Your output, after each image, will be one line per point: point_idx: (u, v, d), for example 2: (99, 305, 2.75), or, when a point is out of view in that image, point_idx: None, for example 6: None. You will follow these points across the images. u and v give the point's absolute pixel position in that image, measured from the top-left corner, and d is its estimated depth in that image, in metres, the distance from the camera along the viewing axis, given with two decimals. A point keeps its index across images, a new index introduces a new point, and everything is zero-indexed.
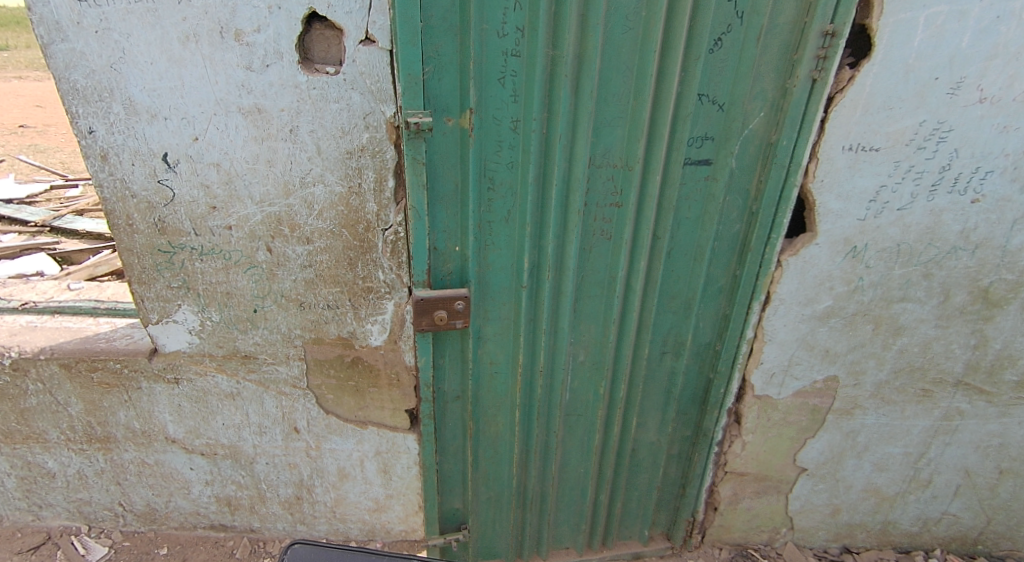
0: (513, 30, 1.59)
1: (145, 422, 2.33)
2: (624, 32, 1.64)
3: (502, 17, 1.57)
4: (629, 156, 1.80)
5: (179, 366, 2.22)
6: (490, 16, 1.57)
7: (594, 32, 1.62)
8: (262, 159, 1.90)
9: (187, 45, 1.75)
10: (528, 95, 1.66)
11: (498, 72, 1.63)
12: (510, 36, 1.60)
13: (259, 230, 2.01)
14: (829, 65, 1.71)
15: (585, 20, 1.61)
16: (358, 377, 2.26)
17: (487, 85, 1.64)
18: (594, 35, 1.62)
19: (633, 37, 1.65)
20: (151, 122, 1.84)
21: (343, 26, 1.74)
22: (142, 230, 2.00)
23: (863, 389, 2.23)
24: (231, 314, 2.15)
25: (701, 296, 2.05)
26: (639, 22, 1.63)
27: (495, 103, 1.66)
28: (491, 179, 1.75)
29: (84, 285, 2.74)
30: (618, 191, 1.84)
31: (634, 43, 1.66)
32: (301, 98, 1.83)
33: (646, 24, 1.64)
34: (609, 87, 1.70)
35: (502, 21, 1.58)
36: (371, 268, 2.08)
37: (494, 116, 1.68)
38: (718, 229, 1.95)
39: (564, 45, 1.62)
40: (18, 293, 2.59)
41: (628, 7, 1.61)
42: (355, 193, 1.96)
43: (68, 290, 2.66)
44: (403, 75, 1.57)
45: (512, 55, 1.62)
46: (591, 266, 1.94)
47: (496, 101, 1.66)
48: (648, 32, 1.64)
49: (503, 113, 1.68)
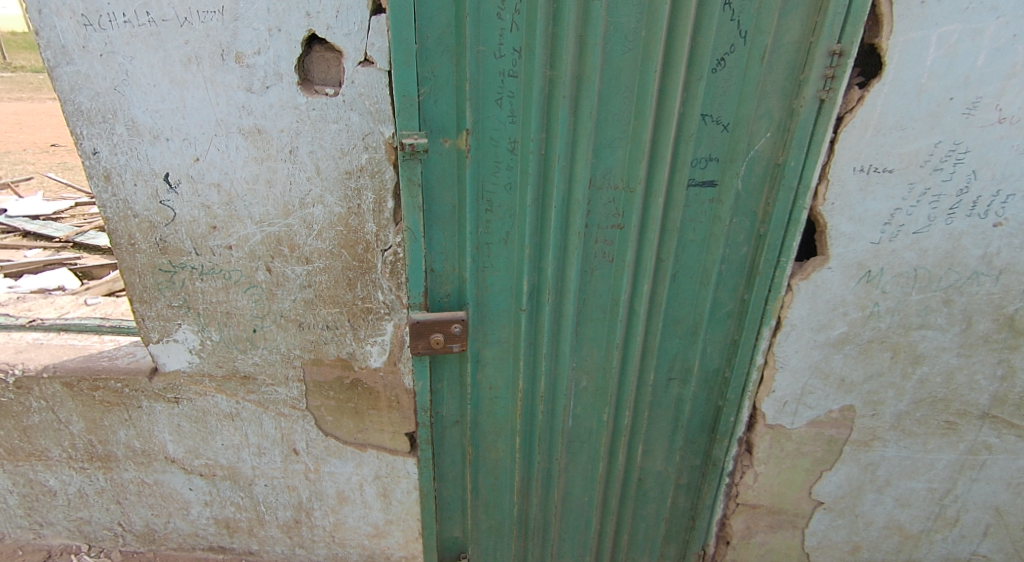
0: (510, 50, 1.57)
1: (145, 441, 2.31)
2: (623, 53, 1.61)
3: (499, 37, 1.56)
4: (631, 178, 1.75)
5: (178, 385, 2.21)
6: (487, 37, 1.55)
7: (592, 52, 1.59)
8: (262, 179, 1.90)
9: (189, 67, 1.76)
10: (526, 115, 1.64)
11: (495, 93, 1.61)
12: (507, 57, 1.58)
13: (259, 250, 2.00)
14: (838, 84, 1.66)
15: (583, 41, 1.58)
16: (357, 399, 2.23)
17: (484, 105, 1.62)
18: (592, 56, 1.60)
19: (632, 57, 1.62)
20: (153, 143, 1.85)
21: (342, 48, 1.75)
22: (143, 250, 2.01)
23: (882, 420, 2.12)
24: (231, 333, 2.14)
25: (707, 321, 1.98)
26: (638, 42, 1.61)
27: (492, 123, 1.64)
28: (489, 200, 1.72)
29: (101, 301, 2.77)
30: (620, 213, 1.79)
31: (634, 63, 1.63)
32: (300, 119, 1.82)
33: (646, 44, 1.61)
34: (609, 107, 1.67)
35: (498, 42, 1.56)
36: (370, 288, 2.05)
37: (491, 137, 1.65)
38: (725, 252, 1.88)
39: (562, 65, 1.59)
40: (36, 309, 2.64)
41: (627, 27, 1.59)
42: (354, 213, 1.95)
43: (85, 305, 2.69)
44: (398, 95, 1.57)
45: (509, 76, 1.60)
46: (592, 290, 1.89)
47: (492, 122, 1.64)
48: (648, 52, 1.61)
49: (500, 134, 1.65)
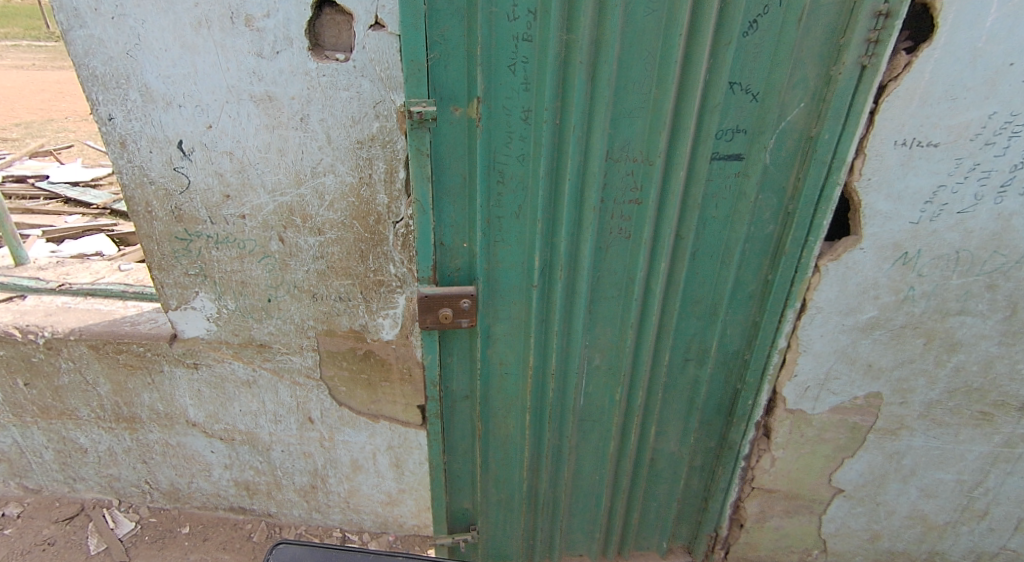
0: (525, 13, 1.49)
1: (168, 404, 2.37)
2: (646, 15, 1.51)
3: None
4: (651, 150, 1.67)
5: (198, 351, 2.25)
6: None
7: (613, 15, 1.50)
8: (274, 147, 1.88)
9: (199, 31, 1.73)
10: (541, 83, 1.56)
11: (509, 58, 1.53)
12: (522, 19, 1.50)
13: (272, 220, 1.99)
14: (882, 50, 1.53)
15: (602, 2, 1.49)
16: (369, 371, 2.24)
17: (497, 72, 1.54)
18: (613, 18, 1.50)
19: (656, 20, 1.52)
20: (166, 109, 1.84)
21: (352, 11, 1.69)
22: (160, 217, 2.01)
23: (911, 409, 2.00)
24: (247, 302, 2.15)
25: (728, 302, 1.90)
26: (663, 3, 1.50)
27: (505, 91, 1.56)
28: (501, 172, 1.66)
29: (134, 268, 2.89)
30: (639, 187, 1.71)
31: (657, 26, 1.53)
32: (311, 85, 1.78)
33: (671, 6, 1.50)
34: (629, 74, 1.58)
35: (512, 3, 1.48)
36: (382, 260, 2.04)
37: (503, 105, 1.58)
38: (749, 229, 1.79)
39: (580, 29, 1.51)
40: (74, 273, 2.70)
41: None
42: (366, 184, 1.91)
43: (119, 272, 2.84)
44: (406, 59, 1.49)
45: (524, 40, 1.52)
46: (607, 267, 1.82)
47: (505, 90, 1.56)
48: (673, 13, 1.51)
49: (513, 102, 1.58)
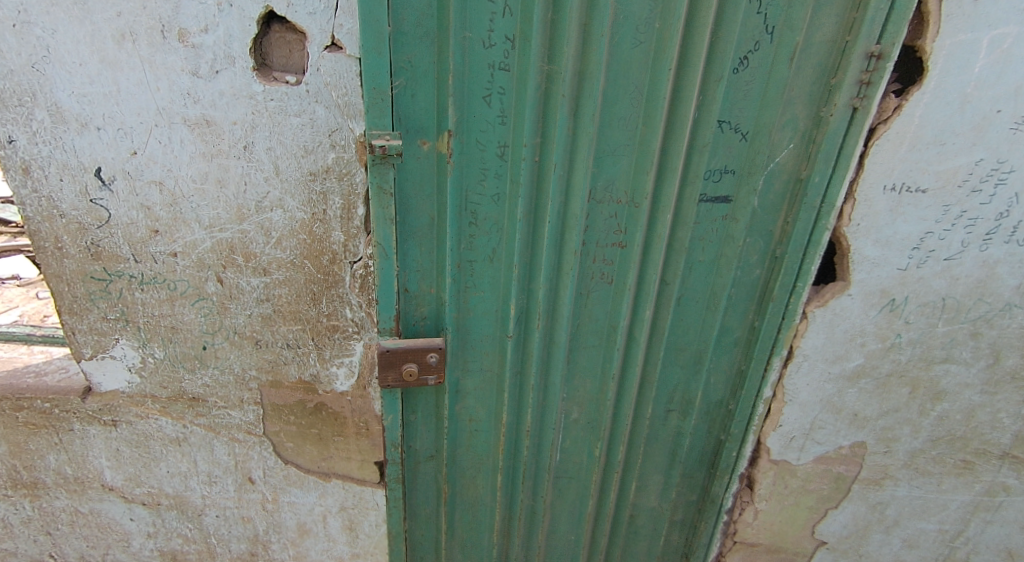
0: (501, 39, 1.34)
1: (79, 467, 2.06)
2: (633, 47, 1.39)
3: (489, 23, 1.32)
4: (637, 191, 1.54)
5: (117, 407, 1.96)
6: (477, 22, 1.32)
7: (598, 45, 1.37)
8: (211, 178, 1.65)
9: (122, 45, 1.50)
10: (519, 116, 1.41)
11: (483, 88, 1.38)
12: (498, 46, 1.35)
13: (209, 258, 1.75)
14: (874, 92, 1.45)
15: (586, 32, 1.36)
16: (321, 425, 2.01)
17: (470, 103, 1.38)
18: (598, 48, 1.37)
19: (643, 52, 1.40)
20: (81, 132, 1.59)
21: (305, 29, 1.50)
22: (72, 255, 1.74)
23: (895, 458, 1.94)
24: (177, 351, 1.89)
25: (713, 350, 1.78)
26: (651, 35, 1.38)
27: (479, 124, 1.41)
28: (473, 212, 1.49)
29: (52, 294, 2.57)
30: (622, 229, 1.58)
31: (645, 59, 1.40)
32: (256, 110, 1.57)
33: (660, 38, 1.38)
34: (614, 109, 1.45)
35: (488, 28, 1.33)
36: (337, 304, 1.82)
37: (478, 140, 1.42)
38: (736, 274, 1.68)
39: (562, 59, 1.37)
40: None
41: (639, 16, 1.36)
42: (319, 220, 1.70)
43: (36, 297, 2.51)
44: (366, 86, 1.31)
45: (500, 69, 1.36)
46: (588, 314, 1.68)
47: (479, 123, 1.41)
48: (662, 47, 1.39)
49: (488, 137, 1.42)
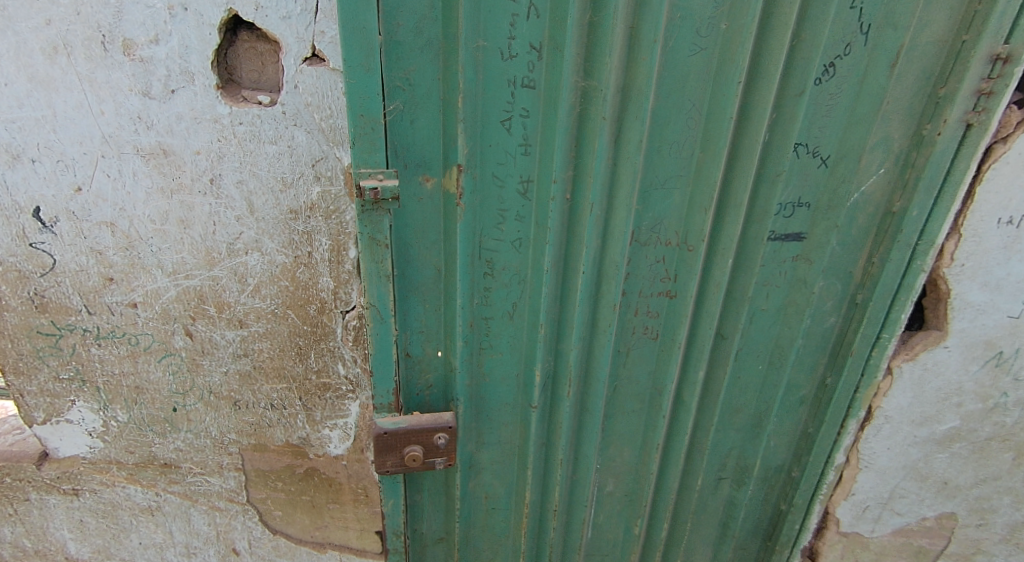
0: (525, 48, 1.05)
1: (38, 540, 1.80)
2: (691, 55, 1.10)
3: (509, 28, 1.04)
4: (691, 231, 1.24)
5: (78, 474, 1.70)
6: (494, 27, 1.03)
7: (649, 53, 1.07)
8: (173, 218, 1.37)
9: (56, 60, 1.22)
10: (547, 144, 1.12)
11: (502, 110, 1.09)
12: (520, 58, 1.06)
13: (174, 309, 1.47)
14: (995, 104, 1.16)
15: (633, 37, 1.07)
16: (313, 492, 1.74)
17: (485, 129, 1.09)
18: (649, 58, 1.08)
19: (704, 61, 1.10)
20: (14, 166, 1.31)
21: (279, 38, 1.21)
22: (14, 308, 1.47)
23: (991, 532, 1.66)
24: (144, 413, 1.61)
25: (778, 411, 1.48)
26: (715, 39, 1.09)
27: (497, 155, 1.12)
28: (490, 261, 1.20)
29: None
30: (671, 276, 1.28)
31: (706, 70, 1.11)
32: (222, 136, 1.28)
33: (726, 42, 1.09)
34: (665, 132, 1.15)
35: (508, 35, 1.04)
36: (328, 359, 1.54)
37: (495, 174, 1.13)
38: (808, 325, 1.38)
39: (603, 71, 1.08)
40: None
41: (700, 16, 1.07)
42: (304, 264, 1.42)
43: None
44: (352, 112, 1.01)
45: (523, 87, 1.08)
46: (627, 375, 1.39)
47: (495, 153, 1.12)
48: (728, 54, 1.10)
49: (508, 171, 1.13)
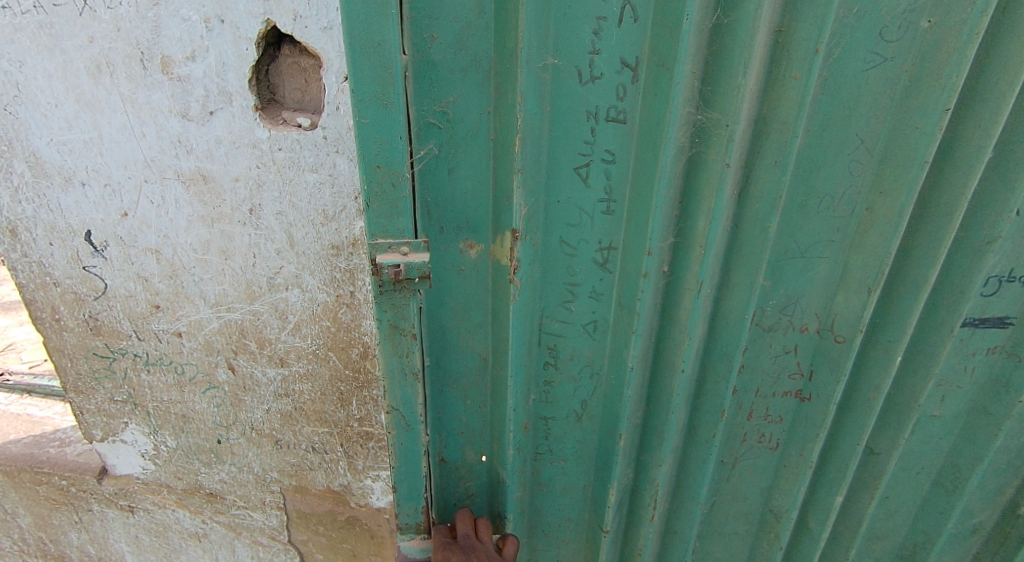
0: (613, 67, 0.80)
1: (101, 548, 1.82)
2: (865, 70, 0.80)
3: (591, 39, 0.79)
4: (843, 317, 0.92)
5: (133, 493, 1.68)
6: (570, 38, 0.79)
7: (805, 69, 0.79)
8: (214, 247, 1.26)
9: (99, 79, 1.13)
10: (637, 199, 0.87)
11: (578, 155, 0.85)
12: (605, 81, 0.81)
13: (217, 342, 1.38)
14: None
15: (780, 44, 0.79)
16: (354, 542, 1.60)
17: (549, 177, 0.86)
18: (803, 77, 0.79)
19: (885, 79, 0.80)
20: (66, 189, 1.25)
21: (320, 52, 1.07)
22: (71, 329, 1.44)
23: None
24: (191, 442, 1.55)
25: (942, 547, 1.08)
26: (907, 46, 0.78)
27: (562, 214, 0.88)
28: (554, 347, 0.97)
29: None
30: (804, 373, 0.97)
31: (886, 91, 0.80)
32: (261, 163, 1.15)
33: (923, 52, 0.78)
34: (815, 181, 0.86)
35: (589, 52, 0.80)
36: (371, 408, 1.40)
37: (565, 238, 0.89)
38: (1004, 442, 0.97)
39: (731, 98, 0.79)
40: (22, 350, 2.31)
41: (892, 9, 0.77)
42: (346, 304, 1.27)
43: None
44: (362, 156, 0.78)
45: (608, 120, 0.83)
46: (729, 491, 1.10)
47: (563, 212, 0.88)
48: (931, 67, 0.78)
49: (581, 234, 0.89)
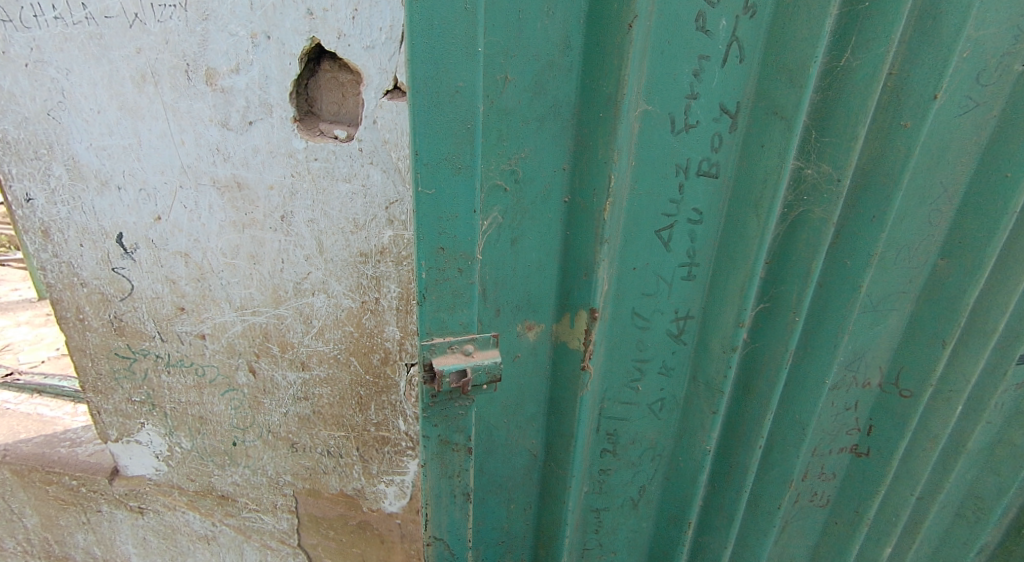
0: (710, 116, 0.83)
1: (107, 549, 1.82)
2: (962, 114, 0.87)
3: (689, 87, 0.81)
4: (912, 370, 1.00)
5: (144, 494, 1.69)
6: (670, 92, 0.81)
7: (917, 117, 0.83)
8: (244, 252, 1.30)
9: (143, 88, 1.18)
10: (719, 259, 0.91)
11: (661, 217, 0.87)
12: (702, 130, 0.84)
13: (240, 345, 1.41)
14: None
15: (890, 86, 0.84)
16: (364, 546, 1.62)
17: (628, 244, 0.87)
18: (915, 123, 0.84)
19: (981, 127, 0.88)
20: (101, 192, 1.29)
21: (360, 69, 1.12)
22: (95, 329, 1.46)
23: None
24: (206, 444, 1.57)
25: None
26: (998, 93, 0.86)
27: (633, 283, 0.90)
28: (617, 429, 0.99)
29: None
30: (862, 428, 1.06)
31: (976, 135, 0.88)
32: (296, 172, 1.20)
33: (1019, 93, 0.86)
34: (897, 231, 0.92)
35: (688, 107, 0.82)
36: (388, 413, 1.43)
37: (641, 310, 0.92)
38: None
39: (843, 151, 0.84)
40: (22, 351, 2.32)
41: (995, 53, 0.84)
42: (370, 311, 1.31)
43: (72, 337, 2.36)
44: (426, 239, 0.77)
45: (701, 174, 0.86)
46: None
47: (640, 282, 0.90)
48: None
49: (656, 304, 0.92)
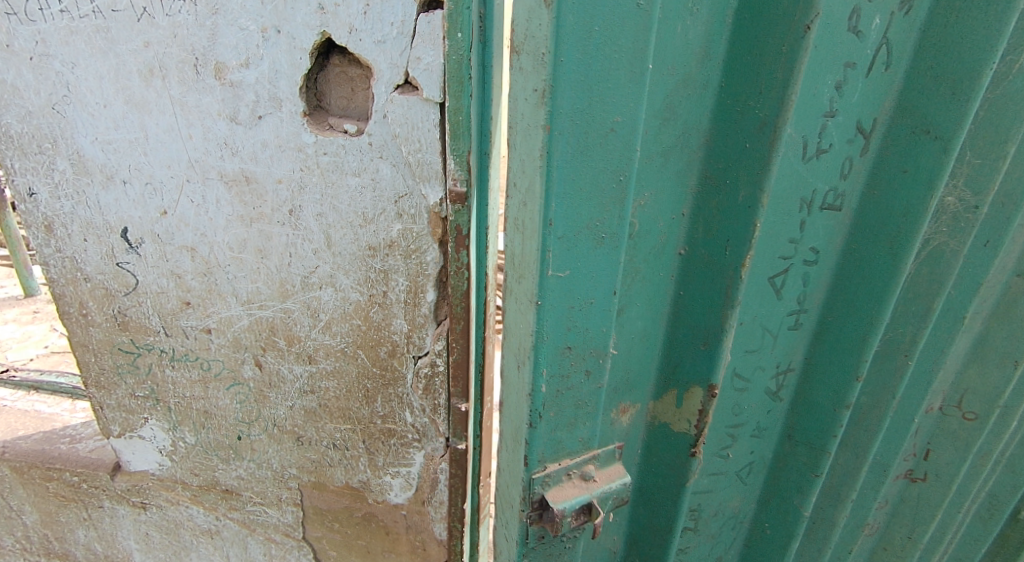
0: (846, 141, 0.77)
1: (108, 546, 1.82)
2: None
3: (835, 124, 0.75)
4: (975, 394, 1.01)
5: (146, 490, 1.69)
6: (808, 113, 0.72)
7: None
8: (251, 246, 1.31)
9: (151, 83, 1.18)
10: (833, 301, 0.87)
11: (779, 262, 0.81)
12: (839, 160, 0.78)
13: (246, 339, 1.42)
14: None
15: None
16: (369, 538, 1.63)
17: (745, 299, 0.81)
18: None
19: None
20: (106, 186, 1.29)
21: (371, 63, 1.13)
22: (98, 324, 1.46)
23: None
24: (210, 438, 1.57)
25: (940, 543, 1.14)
26: None
27: (742, 338, 0.85)
28: (716, 472, 0.95)
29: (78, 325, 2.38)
30: (919, 454, 1.06)
31: None
32: (305, 166, 1.21)
33: None
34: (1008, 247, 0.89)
35: (830, 133, 0.75)
36: (395, 405, 1.44)
37: (749, 361, 0.87)
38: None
39: (993, 174, 0.78)
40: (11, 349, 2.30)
41: None
42: (378, 304, 1.32)
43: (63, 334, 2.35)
44: (559, 329, 0.79)
45: (827, 209, 0.80)
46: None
47: (748, 337, 0.85)
48: None
49: (759, 363, 0.88)
